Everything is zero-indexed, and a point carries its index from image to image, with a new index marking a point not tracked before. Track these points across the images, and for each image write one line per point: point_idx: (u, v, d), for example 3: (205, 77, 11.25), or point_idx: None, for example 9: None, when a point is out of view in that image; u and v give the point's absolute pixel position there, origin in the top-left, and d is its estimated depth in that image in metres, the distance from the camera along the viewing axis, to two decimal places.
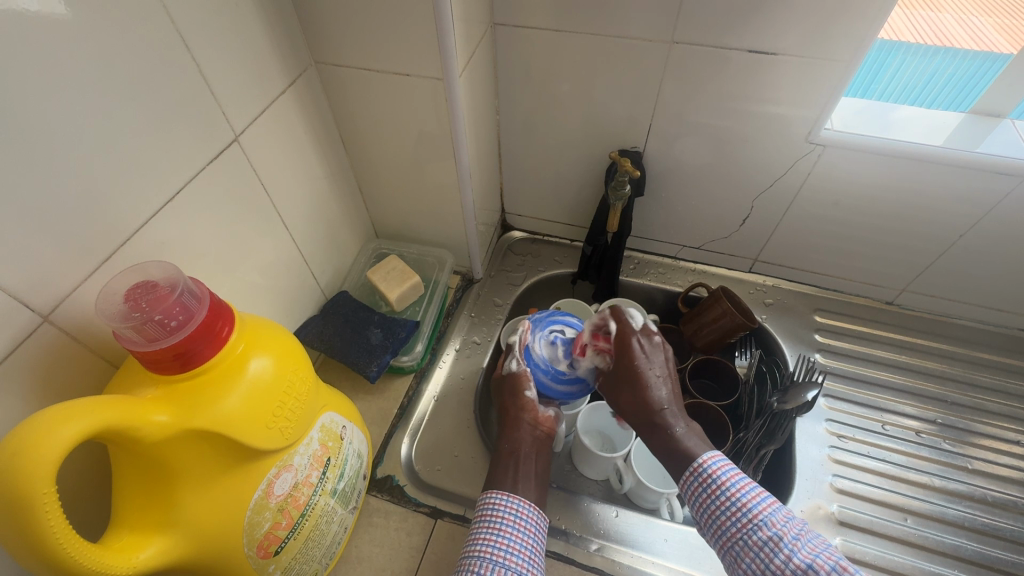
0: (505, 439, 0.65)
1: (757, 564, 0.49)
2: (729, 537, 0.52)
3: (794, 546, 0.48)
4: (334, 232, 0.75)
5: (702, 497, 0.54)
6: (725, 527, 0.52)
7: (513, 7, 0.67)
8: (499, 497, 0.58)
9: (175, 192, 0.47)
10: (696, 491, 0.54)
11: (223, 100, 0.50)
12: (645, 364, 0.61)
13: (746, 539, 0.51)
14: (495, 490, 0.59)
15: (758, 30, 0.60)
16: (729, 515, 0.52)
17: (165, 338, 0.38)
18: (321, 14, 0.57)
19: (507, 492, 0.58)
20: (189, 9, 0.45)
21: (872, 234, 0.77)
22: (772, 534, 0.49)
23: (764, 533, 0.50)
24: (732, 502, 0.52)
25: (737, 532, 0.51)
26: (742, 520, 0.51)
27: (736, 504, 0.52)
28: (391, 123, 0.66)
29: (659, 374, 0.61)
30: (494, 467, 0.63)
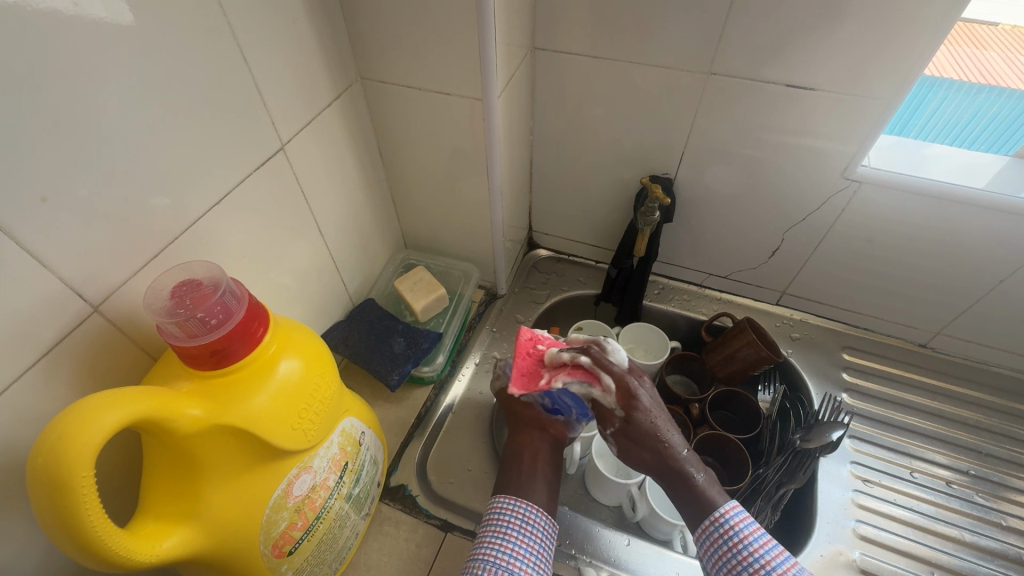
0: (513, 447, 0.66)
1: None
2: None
3: None
4: (367, 241, 0.77)
5: (724, 548, 0.55)
6: None
7: (553, 33, 0.68)
8: (507, 502, 0.60)
9: (220, 194, 0.50)
10: (717, 540, 0.56)
11: (273, 110, 0.53)
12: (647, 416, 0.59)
13: None
14: (503, 495, 0.60)
15: (796, 65, 0.61)
16: (753, 573, 0.52)
17: (206, 336, 0.39)
18: (369, 33, 0.60)
19: (513, 497, 0.60)
20: (248, 23, 0.47)
21: (907, 273, 0.75)
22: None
23: None
24: (754, 558, 0.53)
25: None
26: None
27: (759, 560, 0.53)
28: (428, 139, 0.68)
29: (663, 419, 0.60)
30: (502, 473, 0.64)
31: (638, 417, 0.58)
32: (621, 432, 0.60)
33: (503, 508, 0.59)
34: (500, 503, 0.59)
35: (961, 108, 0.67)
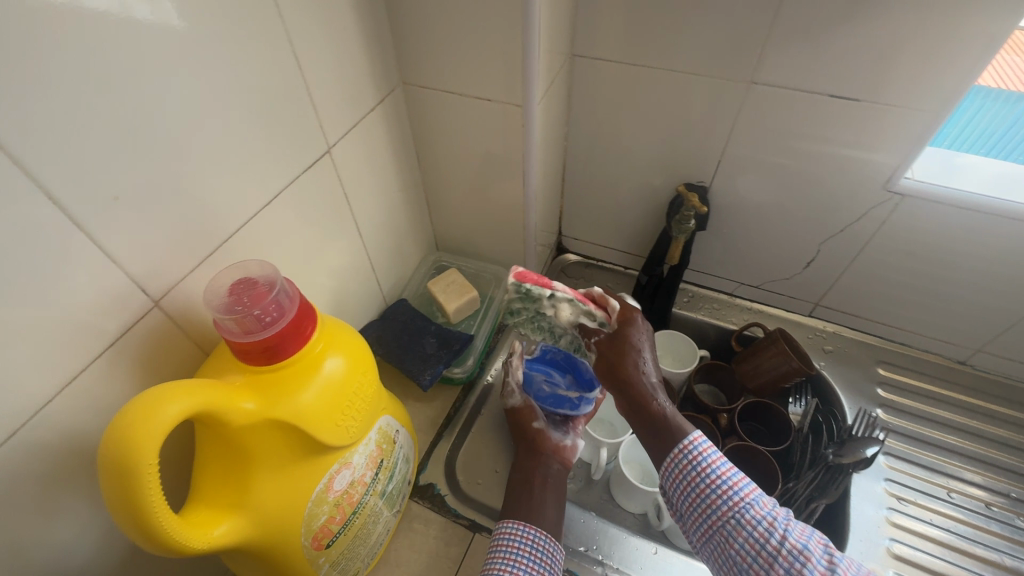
0: (521, 470, 0.66)
1: (751, 542, 0.50)
2: (720, 517, 0.52)
3: (788, 526, 0.50)
4: (402, 242, 0.78)
5: (693, 476, 0.55)
6: (716, 507, 0.53)
7: (592, 41, 0.69)
8: (514, 527, 0.58)
9: (270, 195, 0.51)
10: (684, 469, 0.55)
11: (321, 114, 0.54)
12: (638, 338, 0.60)
13: (739, 517, 0.51)
14: (511, 520, 0.59)
15: (840, 75, 0.60)
16: (721, 494, 0.53)
17: (260, 332, 0.41)
18: (413, 40, 0.61)
19: (523, 522, 0.58)
20: (301, 30, 0.49)
21: (947, 287, 0.73)
22: (765, 514, 0.51)
23: (757, 512, 0.51)
24: (722, 482, 0.53)
25: (727, 510, 0.52)
26: (733, 500, 0.52)
27: (726, 481, 0.53)
28: (465, 143, 0.69)
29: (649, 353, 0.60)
30: (510, 498, 0.63)
31: (631, 335, 0.60)
32: (603, 346, 0.61)
33: (510, 534, 0.57)
34: (507, 529, 0.58)
35: (998, 117, 0.66)
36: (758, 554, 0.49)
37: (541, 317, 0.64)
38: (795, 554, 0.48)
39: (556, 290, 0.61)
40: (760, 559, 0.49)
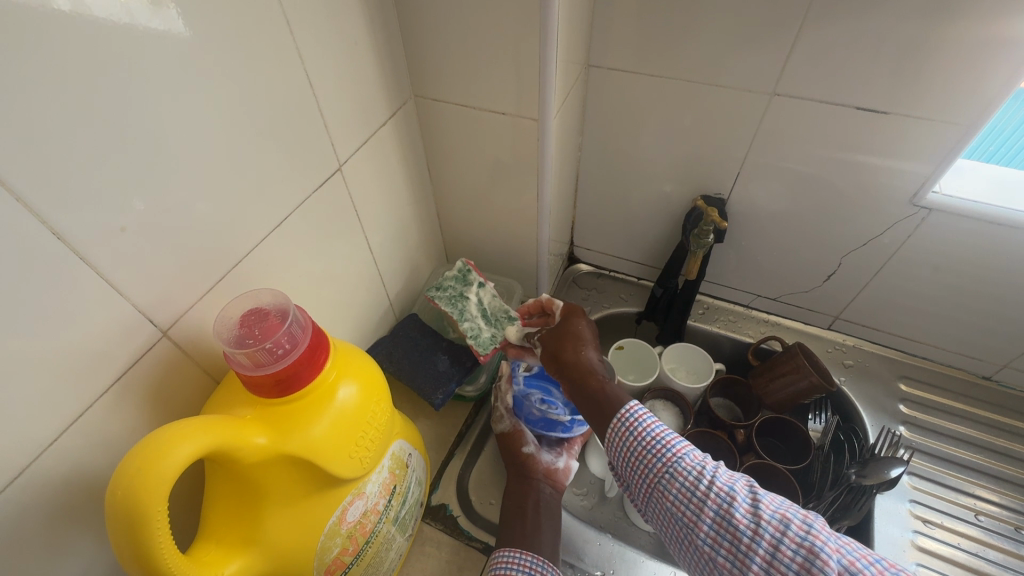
0: (512, 497, 0.66)
1: (684, 492, 0.49)
2: (655, 473, 0.51)
3: (715, 471, 0.49)
4: (413, 255, 0.76)
5: (629, 440, 0.52)
6: (654, 464, 0.51)
7: (608, 50, 0.67)
8: (511, 555, 0.57)
9: (280, 216, 0.50)
10: (620, 434, 0.53)
11: (331, 131, 0.53)
12: (581, 327, 0.62)
13: (674, 471, 0.50)
14: (506, 549, 0.58)
15: (868, 86, 0.58)
16: (653, 450, 0.51)
17: (272, 365, 0.39)
18: (425, 51, 0.59)
19: (519, 549, 0.57)
20: (310, 46, 0.47)
21: (974, 303, 0.71)
22: (696, 463, 0.50)
23: (689, 463, 0.50)
24: (657, 440, 0.52)
25: (662, 464, 0.51)
26: (667, 455, 0.51)
27: (659, 440, 0.52)
28: (478, 156, 0.68)
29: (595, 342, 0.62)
30: (505, 526, 0.63)
31: (575, 323, 0.63)
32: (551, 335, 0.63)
33: (507, 561, 0.57)
34: (502, 556, 0.57)
35: (1007, 119, 0.62)
36: (690, 501, 0.49)
37: (463, 298, 0.71)
38: (723, 497, 0.47)
39: (487, 283, 0.74)
40: (692, 507, 0.49)
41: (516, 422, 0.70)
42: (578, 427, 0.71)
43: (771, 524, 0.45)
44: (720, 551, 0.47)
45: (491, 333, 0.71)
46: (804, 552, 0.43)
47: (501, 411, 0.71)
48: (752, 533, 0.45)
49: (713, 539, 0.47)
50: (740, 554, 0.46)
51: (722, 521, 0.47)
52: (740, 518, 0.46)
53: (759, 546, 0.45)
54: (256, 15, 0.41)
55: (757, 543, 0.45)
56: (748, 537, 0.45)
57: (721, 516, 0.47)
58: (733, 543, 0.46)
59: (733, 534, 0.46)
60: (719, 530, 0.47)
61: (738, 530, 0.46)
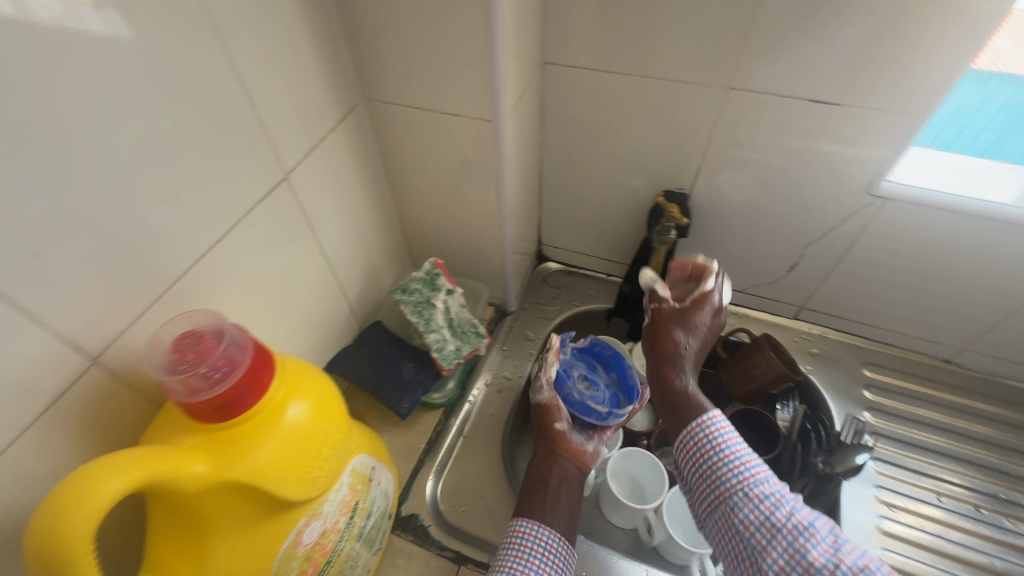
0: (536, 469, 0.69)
1: (757, 514, 0.52)
2: (728, 488, 0.55)
3: (794, 504, 0.52)
4: (375, 261, 0.75)
5: (708, 451, 0.58)
6: (727, 478, 0.55)
7: (563, 47, 0.66)
8: (528, 527, 0.62)
9: (223, 231, 0.48)
10: (701, 443, 0.59)
11: (275, 140, 0.51)
12: (700, 318, 0.68)
13: (747, 492, 0.54)
14: (524, 518, 0.63)
15: (819, 79, 0.58)
16: (733, 469, 0.55)
17: (210, 390, 0.37)
18: (372, 52, 0.57)
19: (539, 523, 0.62)
20: (245, 51, 0.45)
21: (931, 288, 0.72)
22: (774, 492, 0.53)
23: (766, 489, 0.53)
24: (736, 459, 0.56)
25: (737, 484, 0.54)
26: (743, 474, 0.55)
27: (741, 460, 0.56)
28: (435, 159, 0.66)
29: (698, 333, 0.68)
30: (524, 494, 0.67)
31: (698, 316, 0.68)
32: (661, 315, 0.69)
33: (524, 533, 0.61)
34: (519, 527, 0.62)
35: (970, 100, 0.61)
36: (763, 525, 0.51)
37: (429, 305, 0.69)
38: (801, 531, 0.49)
39: (456, 290, 0.71)
40: (764, 531, 0.51)
41: (554, 395, 0.72)
42: (614, 418, 0.70)
43: (850, 568, 0.46)
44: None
45: (456, 345, 0.70)
46: None
47: (543, 381, 0.72)
48: (828, 571, 0.47)
49: (780, 567, 0.49)
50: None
51: (795, 553, 0.49)
52: (817, 555, 0.48)
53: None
54: (178, 21, 0.39)
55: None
56: (823, 574, 0.47)
57: (795, 548, 0.49)
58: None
59: (805, 567, 0.48)
60: (789, 560, 0.49)
61: (812, 564, 0.47)
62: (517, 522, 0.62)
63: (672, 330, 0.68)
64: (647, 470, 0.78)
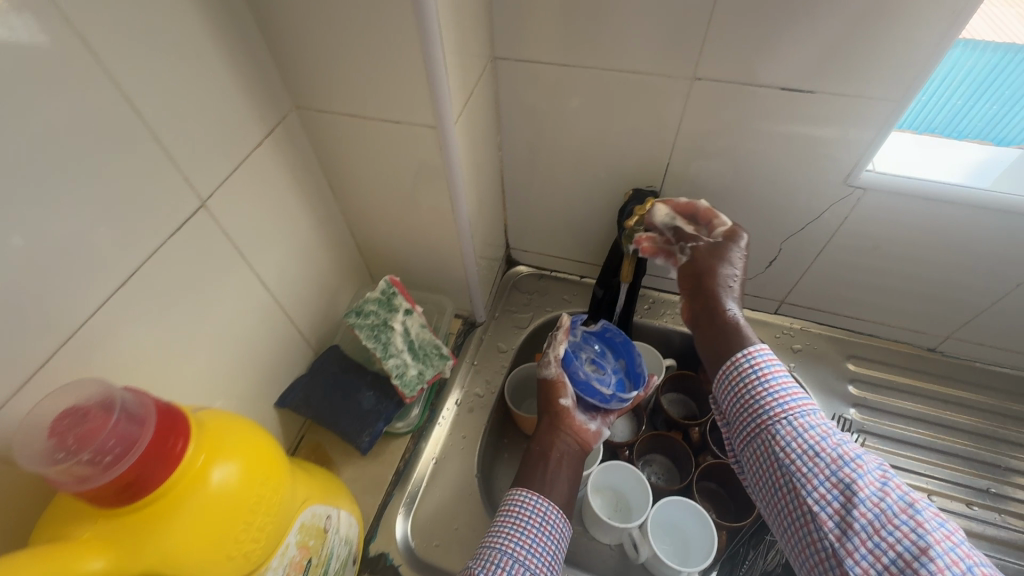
0: (538, 442, 0.68)
1: (799, 443, 0.49)
2: (770, 418, 0.51)
3: (840, 437, 0.49)
4: (327, 282, 0.69)
5: (750, 380, 0.53)
6: (770, 407, 0.51)
7: (516, 40, 0.60)
8: (527, 496, 0.61)
9: (129, 274, 0.42)
10: (744, 372, 0.54)
11: (187, 164, 0.45)
12: (731, 253, 0.60)
13: (792, 421, 0.50)
14: (524, 489, 0.62)
15: (790, 65, 0.54)
16: (778, 396, 0.51)
17: (103, 475, 0.32)
18: (298, 56, 0.51)
19: (536, 496, 0.61)
20: (137, 66, 0.39)
21: (915, 278, 0.69)
22: (819, 422, 0.50)
23: (811, 419, 0.50)
24: (780, 387, 0.52)
25: (781, 413, 0.51)
26: (789, 404, 0.51)
27: (785, 387, 0.52)
28: (383, 169, 0.60)
29: (737, 267, 0.60)
30: (524, 465, 0.66)
31: (730, 248, 0.60)
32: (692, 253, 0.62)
33: (523, 504, 0.60)
34: (518, 496, 0.61)
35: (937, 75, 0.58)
36: (806, 454, 0.48)
37: (386, 328, 0.64)
38: (845, 461, 0.47)
39: (415, 310, 0.67)
40: (807, 460, 0.48)
41: (561, 370, 0.70)
42: (617, 402, 0.69)
43: (895, 502, 0.44)
44: (825, 509, 0.46)
45: (419, 369, 0.66)
46: (928, 535, 0.41)
47: (550, 357, 0.71)
48: (870, 502, 0.44)
49: (820, 496, 0.46)
50: (848, 519, 0.44)
51: (838, 482, 0.46)
52: (862, 486, 0.45)
53: (874, 516, 0.44)
54: (39, 37, 0.33)
55: (873, 512, 0.44)
56: (865, 505, 0.44)
57: (839, 477, 0.46)
58: (844, 506, 0.45)
59: (847, 497, 0.45)
60: (831, 489, 0.46)
61: (856, 494, 0.45)
62: (516, 492, 0.61)
63: (708, 263, 0.60)
64: (631, 482, 0.74)
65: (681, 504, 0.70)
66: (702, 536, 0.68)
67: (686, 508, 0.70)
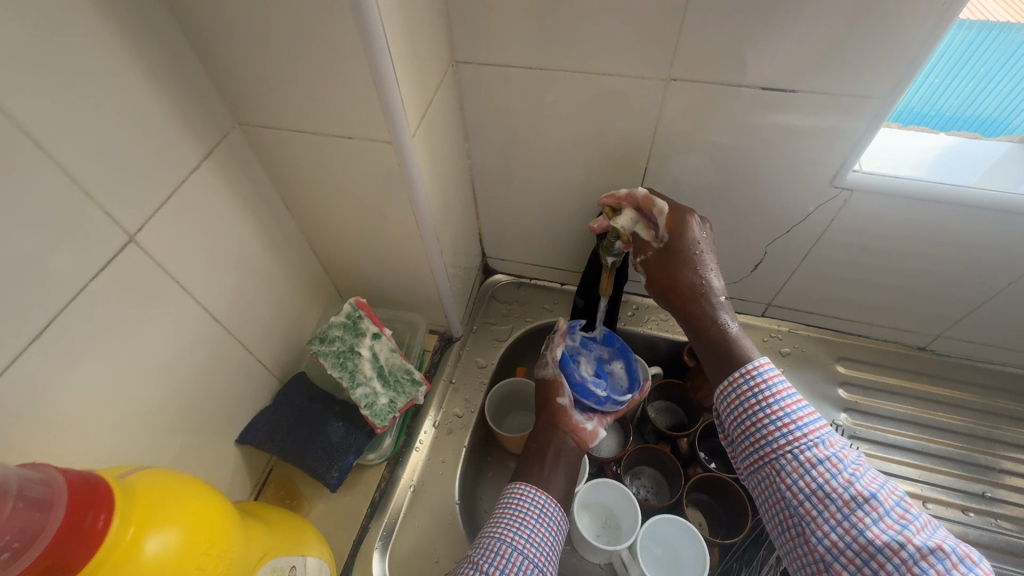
0: (535, 439, 0.65)
1: (807, 481, 0.47)
2: (777, 451, 0.50)
3: (853, 470, 0.47)
4: (288, 306, 0.65)
5: (751, 408, 0.51)
6: (774, 439, 0.50)
7: (475, 43, 0.56)
8: (526, 490, 0.59)
9: (43, 325, 0.38)
10: (744, 398, 0.52)
11: (107, 197, 0.40)
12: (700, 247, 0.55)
13: (798, 455, 0.48)
14: (523, 482, 0.60)
15: (767, 64, 0.50)
16: (781, 426, 0.50)
17: (12, 567, 0.29)
18: (233, 71, 0.46)
19: (537, 489, 0.59)
20: (36, 93, 0.34)
21: (904, 279, 0.67)
22: (829, 455, 0.48)
23: (820, 451, 0.48)
24: (785, 414, 0.50)
25: (787, 446, 0.49)
26: (796, 434, 0.49)
27: (790, 416, 0.50)
28: (339, 187, 0.56)
29: (711, 258, 0.55)
30: (520, 462, 0.64)
31: (693, 238, 0.55)
32: (657, 260, 0.56)
33: (522, 496, 0.58)
34: (518, 490, 0.59)
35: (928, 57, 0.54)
36: (814, 495, 0.47)
37: (353, 354, 0.61)
38: (859, 503, 0.45)
39: (384, 333, 0.62)
40: (816, 501, 0.47)
41: (559, 371, 0.68)
42: (612, 404, 0.66)
43: (914, 549, 0.42)
44: (838, 556, 0.45)
45: (390, 397, 0.62)
46: None
47: (547, 357, 0.69)
48: (887, 550, 0.42)
49: (832, 541, 0.45)
50: (864, 567, 0.43)
51: (850, 528, 0.44)
52: (877, 531, 0.43)
53: (890, 567, 0.42)
54: None
55: (890, 562, 0.42)
56: (880, 553, 0.43)
57: (850, 522, 0.44)
58: (858, 553, 0.44)
59: (861, 545, 0.44)
60: (843, 536, 0.45)
61: (869, 542, 0.43)
62: (516, 486, 0.59)
63: (682, 267, 0.55)
64: (619, 497, 0.71)
65: (671, 521, 0.67)
66: (693, 552, 0.66)
67: (677, 526, 0.67)
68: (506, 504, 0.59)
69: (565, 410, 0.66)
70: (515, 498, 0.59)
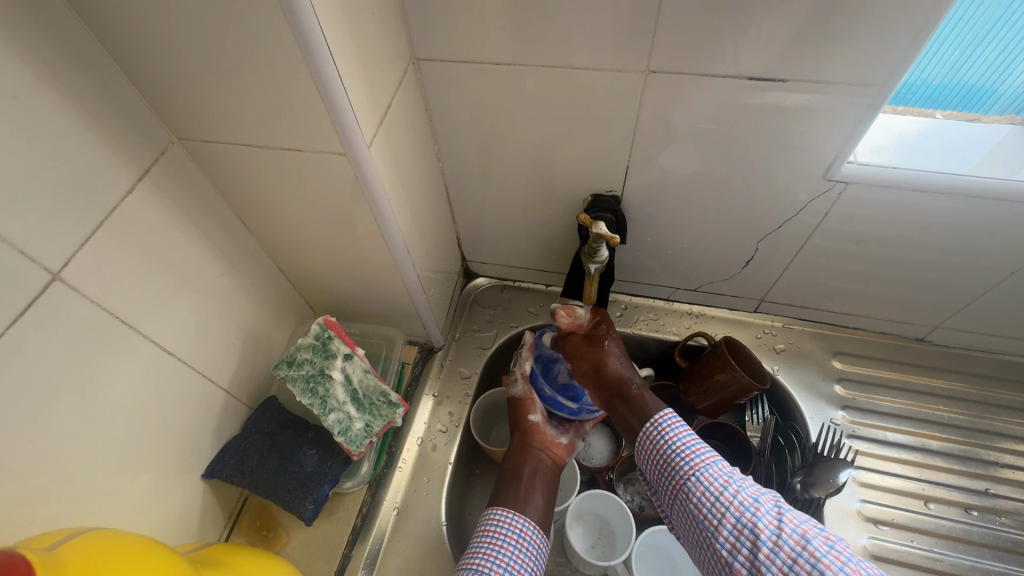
0: (511, 460, 0.63)
1: (708, 496, 0.50)
2: (682, 475, 0.53)
3: (741, 483, 0.50)
4: (253, 328, 0.61)
5: (660, 446, 0.55)
6: (680, 466, 0.53)
7: (436, 38, 0.52)
8: (502, 515, 0.57)
9: None
10: (654, 439, 0.56)
11: (19, 232, 0.36)
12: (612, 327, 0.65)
13: (698, 475, 0.51)
14: (500, 508, 0.58)
15: (750, 52, 0.47)
16: (684, 456, 0.53)
17: None
18: (162, 82, 0.42)
19: (513, 512, 0.57)
20: None
21: (901, 271, 0.64)
22: (723, 473, 0.51)
23: (715, 470, 0.51)
24: (686, 447, 0.54)
25: (689, 468, 0.52)
26: (694, 459, 0.53)
27: (691, 445, 0.54)
28: (296, 201, 0.52)
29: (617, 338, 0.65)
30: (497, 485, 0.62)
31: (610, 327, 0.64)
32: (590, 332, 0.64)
33: (498, 522, 0.56)
34: (495, 515, 0.57)
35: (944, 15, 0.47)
36: (713, 505, 0.49)
37: (323, 378, 0.57)
38: (747, 507, 0.48)
39: (357, 353, 0.59)
40: (714, 510, 0.49)
41: (529, 387, 0.66)
42: (587, 412, 0.67)
43: (791, 537, 0.44)
44: (738, 558, 0.47)
45: (365, 422, 0.59)
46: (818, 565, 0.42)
47: (516, 374, 0.67)
48: (771, 543, 0.45)
49: (731, 546, 0.47)
50: (756, 563, 0.45)
51: (743, 529, 0.47)
52: (761, 527, 0.46)
53: (775, 557, 0.44)
54: None
55: (775, 553, 0.44)
56: (767, 547, 0.45)
57: (742, 523, 0.47)
58: (752, 551, 0.46)
59: (753, 541, 0.46)
60: (739, 536, 0.47)
61: (756, 536, 0.46)
62: (491, 513, 0.57)
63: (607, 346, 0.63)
64: (613, 507, 0.68)
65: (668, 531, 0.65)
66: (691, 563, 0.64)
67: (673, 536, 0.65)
68: (484, 532, 0.56)
69: (538, 427, 0.64)
70: (492, 526, 0.56)
